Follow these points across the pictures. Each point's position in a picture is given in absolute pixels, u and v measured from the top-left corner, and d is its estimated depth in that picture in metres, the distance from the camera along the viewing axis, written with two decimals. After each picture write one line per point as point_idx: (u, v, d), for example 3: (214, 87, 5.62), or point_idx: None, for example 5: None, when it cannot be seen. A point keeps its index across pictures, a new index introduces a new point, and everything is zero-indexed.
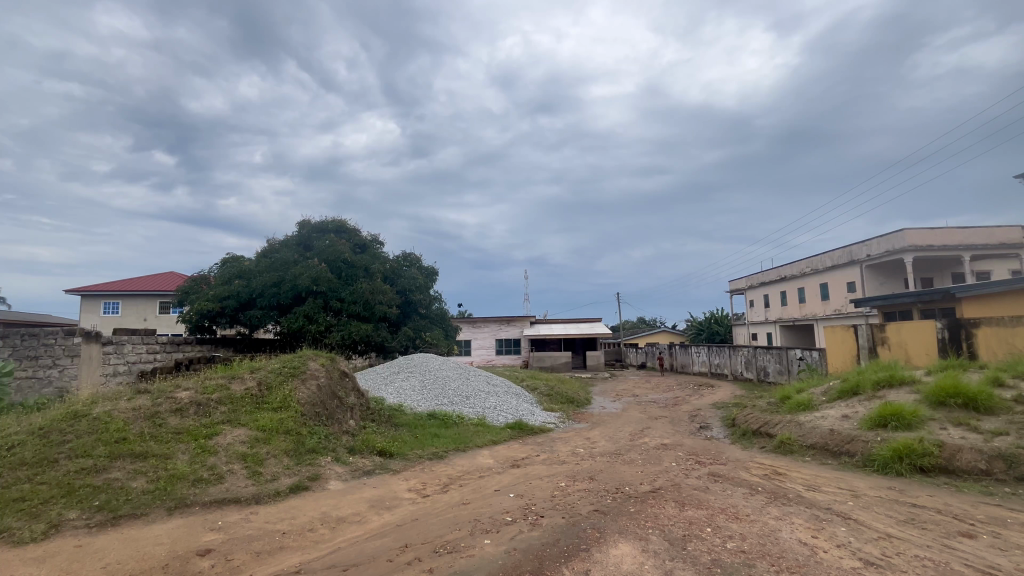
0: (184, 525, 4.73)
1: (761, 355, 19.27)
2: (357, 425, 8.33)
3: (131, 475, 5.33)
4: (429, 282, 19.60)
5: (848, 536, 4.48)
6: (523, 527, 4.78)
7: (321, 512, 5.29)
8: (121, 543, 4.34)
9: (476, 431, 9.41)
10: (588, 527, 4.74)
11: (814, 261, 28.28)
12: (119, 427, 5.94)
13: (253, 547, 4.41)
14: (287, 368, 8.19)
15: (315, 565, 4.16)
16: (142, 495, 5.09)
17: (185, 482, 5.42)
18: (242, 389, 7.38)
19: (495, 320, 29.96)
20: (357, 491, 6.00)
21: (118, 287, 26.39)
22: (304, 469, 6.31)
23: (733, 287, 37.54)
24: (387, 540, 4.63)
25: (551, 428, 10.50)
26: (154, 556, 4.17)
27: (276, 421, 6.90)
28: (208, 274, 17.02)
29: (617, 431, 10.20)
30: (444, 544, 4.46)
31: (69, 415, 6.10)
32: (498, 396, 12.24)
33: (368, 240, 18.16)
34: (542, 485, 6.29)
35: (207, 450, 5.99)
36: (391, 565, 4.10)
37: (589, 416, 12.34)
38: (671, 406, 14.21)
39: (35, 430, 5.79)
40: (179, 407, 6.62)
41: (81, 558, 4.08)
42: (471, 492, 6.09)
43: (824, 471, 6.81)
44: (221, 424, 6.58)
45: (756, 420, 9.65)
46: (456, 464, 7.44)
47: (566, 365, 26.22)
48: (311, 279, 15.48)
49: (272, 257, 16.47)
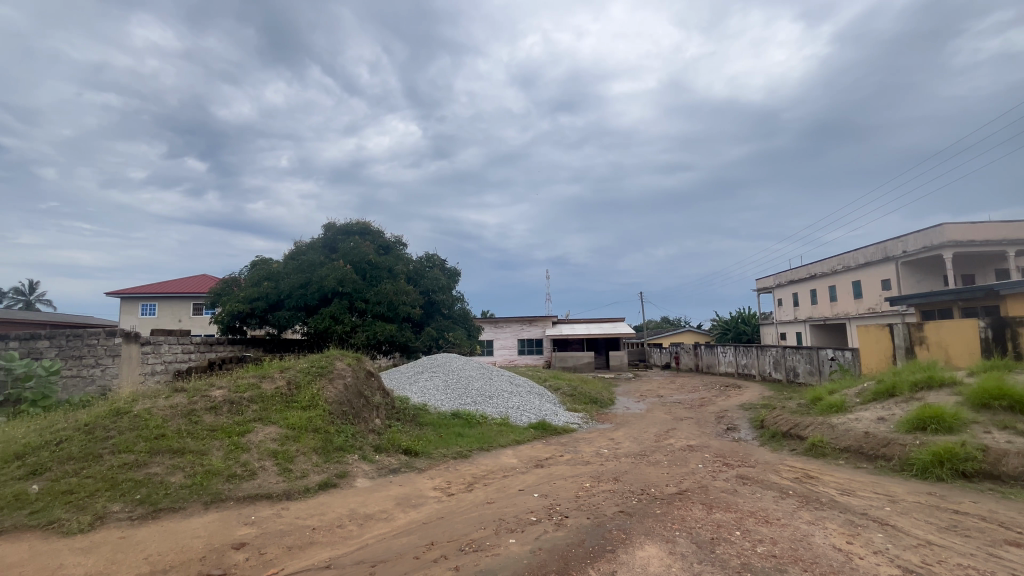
0: (219, 520, 4.90)
1: (790, 355, 18.78)
2: (383, 424, 8.48)
3: (170, 470, 5.55)
4: (452, 283, 19.75)
5: (885, 543, 4.33)
6: (548, 527, 4.78)
7: (350, 509, 5.40)
8: (162, 535, 4.53)
9: (500, 431, 9.44)
10: (614, 528, 4.71)
11: (846, 258, 27.40)
12: (158, 424, 6.17)
13: (285, 542, 4.54)
14: (315, 367, 8.38)
15: (345, 561, 4.25)
16: (179, 490, 5.29)
17: (220, 477, 5.61)
18: (272, 388, 7.58)
19: (518, 321, 29.95)
20: (385, 488, 6.12)
21: (156, 289, 27.53)
22: (332, 467, 6.45)
23: (761, 286, 36.67)
24: (413, 537, 4.69)
25: (574, 429, 10.48)
26: (192, 548, 4.33)
27: (305, 420, 7.06)
28: (238, 275, 17.61)
29: (642, 433, 10.08)
30: (470, 542, 4.50)
31: (112, 412, 6.37)
32: (521, 396, 12.25)
33: (392, 241, 18.38)
34: (567, 485, 6.28)
35: (240, 447, 6.18)
36: (418, 562, 4.17)
37: (613, 417, 12.30)
38: (697, 407, 13.98)
39: (81, 426, 6.07)
40: (213, 406, 6.84)
41: (125, 549, 4.28)
42: (495, 492, 6.12)
43: (858, 475, 6.59)
44: (253, 422, 6.79)
45: (786, 421, 9.39)
46: (481, 463, 7.50)
47: (589, 365, 26.17)
48: (336, 279, 15.80)
49: (300, 258, 16.83)
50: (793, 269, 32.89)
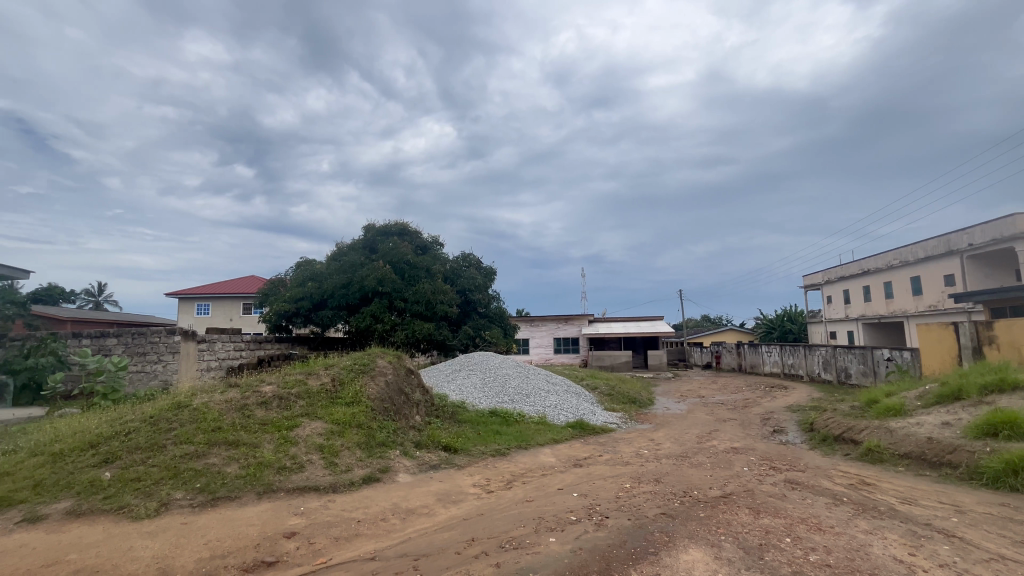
0: (271, 509, 5.14)
1: (842, 355, 17.87)
2: (423, 420, 8.65)
3: (226, 460, 5.87)
4: (489, 282, 19.87)
5: (952, 556, 4.05)
6: (588, 527, 4.75)
7: (393, 503, 5.55)
8: (220, 522, 4.79)
9: (537, 429, 9.44)
10: (657, 529, 4.63)
11: (903, 252, 25.80)
12: (214, 418, 6.53)
13: (332, 533, 4.71)
14: (358, 365, 8.65)
15: (388, 553, 4.37)
16: (235, 479, 5.58)
17: (271, 469, 5.88)
18: (318, 384, 7.87)
19: (554, 319, 29.84)
20: (426, 484, 6.24)
21: (210, 290, 29.11)
22: (375, 462, 6.63)
23: (808, 283, 35.06)
24: (454, 533, 4.76)
25: (612, 429, 10.35)
26: (247, 536, 4.56)
27: (349, 416, 7.30)
28: (284, 276, 18.38)
29: (683, 434, 9.84)
30: (510, 540, 4.53)
31: (173, 405, 6.79)
32: (558, 395, 12.21)
33: (429, 242, 18.69)
34: (606, 485, 6.22)
35: (289, 441, 6.45)
36: (459, 558, 4.23)
37: (652, 417, 12.07)
38: (741, 409, 13.52)
39: (147, 418, 6.50)
40: (264, 400, 7.18)
41: (187, 534, 4.55)
42: (534, 490, 6.13)
43: (920, 483, 6.20)
44: (301, 417, 7.07)
45: (838, 425, 8.94)
46: (519, 461, 7.53)
47: (626, 365, 25.78)
48: (376, 279, 16.22)
49: (341, 259, 17.37)
50: (844, 265, 31.27)
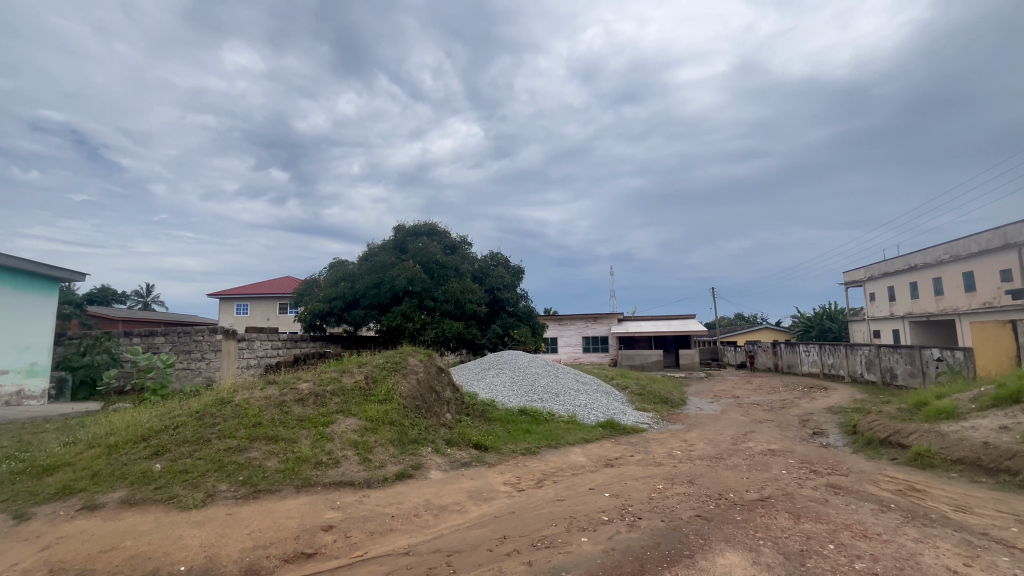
0: (309, 503, 5.30)
1: (887, 354, 17.06)
2: (453, 418, 8.75)
3: (266, 455, 6.09)
4: (517, 281, 19.88)
5: (1012, 568, 3.82)
6: (621, 528, 4.70)
7: (425, 499, 5.63)
8: (262, 514, 4.98)
9: (567, 428, 9.40)
10: (691, 532, 4.54)
11: (954, 246, 24.41)
12: (255, 414, 6.78)
13: (368, 527, 4.83)
14: (390, 363, 8.82)
15: (422, 548, 4.44)
16: (275, 473, 5.79)
17: (309, 464, 6.06)
18: (351, 382, 8.06)
19: (582, 318, 29.62)
20: (457, 481, 6.31)
21: (249, 290, 30.24)
22: (407, 459, 6.75)
23: (849, 279, 33.64)
24: (486, 530, 4.80)
25: (643, 429, 10.20)
26: (287, 528, 4.72)
27: (382, 413, 7.45)
28: (318, 277, 18.90)
29: (717, 434, 9.61)
30: (542, 538, 4.53)
31: (217, 401, 7.09)
32: (588, 394, 12.12)
33: (457, 241, 18.85)
34: (638, 486, 6.14)
35: (325, 436, 6.64)
36: (492, 555, 4.25)
37: (685, 418, 11.82)
38: (778, 410, 13.09)
39: (193, 413, 6.81)
40: (301, 397, 7.41)
41: (232, 524, 4.75)
42: (565, 489, 6.11)
43: (975, 490, 5.86)
44: (336, 413, 7.26)
45: (884, 428, 8.54)
46: (549, 460, 7.52)
47: (657, 364, 25.36)
48: (406, 279, 16.48)
49: (372, 259, 17.73)
50: (888, 261, 29.85)
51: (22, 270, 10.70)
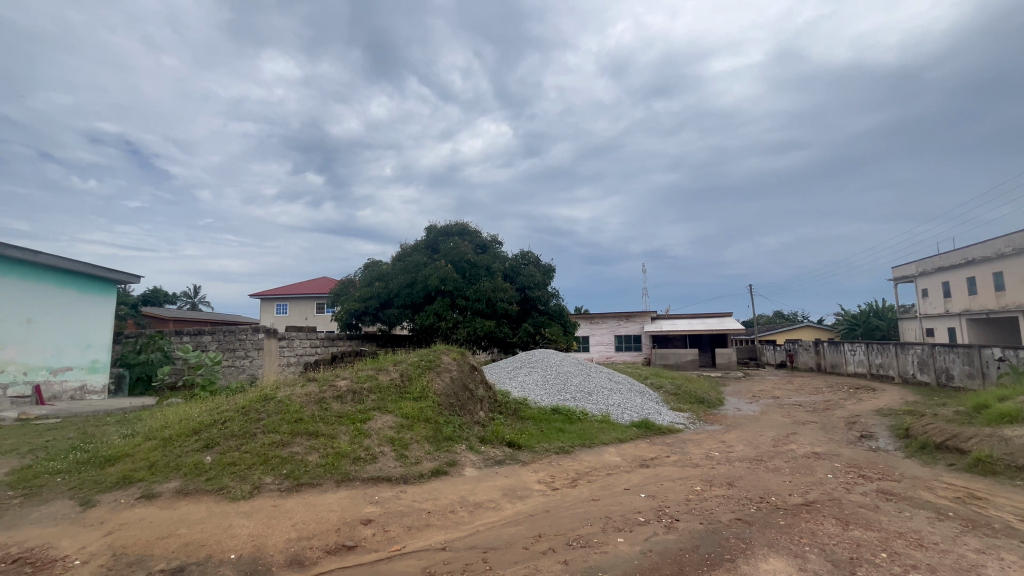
0: (349, 497, 5.46)
1: (941, 354, 16.12)
2: (487, 416, 8.81)
3: (308, 449, 6.30)
4: (548, 279, 19.82)
5: None
6: (658, 529, 4.63)
7: (460, 496, 5.70)
8: (305, 506, 5.17)
9: (601, 428, 9.31)
10: (732, 535, 4.42)
11: (1017, 239, 22.81)
12: (296, 410, 7.03)
13: (405, 522, 4.93)
14: (424, 361, 8.97)
15: (459, 544, 4.50)
16: (316, 467, 5.98)
17: (348, 459, 6.24)
18: (387, 379, 8.24)
19: (615, 316, 29.26)
20: (492, 478, 6.37)
21: (289, 290, 31.31)
22: (442, 455, 6.85)
23: (898, 275, 31.95)
24: (521, 528, 4.82)
25: (679, 429, 9.99)
26: (329, 520, 4.87)
27: (417, 410, 7.58)
28: (353, 277, 19.39)
29: (756, 436, 9.32)
30: (578, 538, 4.51)
31: (261, 397, 7.38)
32: (621, 394, 11.96)
33: (488, 241, 18.95)
34: (675, 487, 6.02)
35: (363, 432, 6.82)
36: (527, 553, 4.27)
37: (722, 418, 11.52)
38: (822, 411, 12.56)
39: (240, 408, 7.12)
40: (340, 394, 7.62)
41: (277, 515, 4.94)
42: (600, 489, 6.06)
43: None
44: (373, 410, 7.44)
45: (940, 432, 8.07)
46: (583, 459, 7.47)
47: (692, 363, 24.80)
48: (439, 278, 16.69)
49: (405, 259, 18.03)
50: (942, 255, 28.17)
51: (86, 274, 11.49)
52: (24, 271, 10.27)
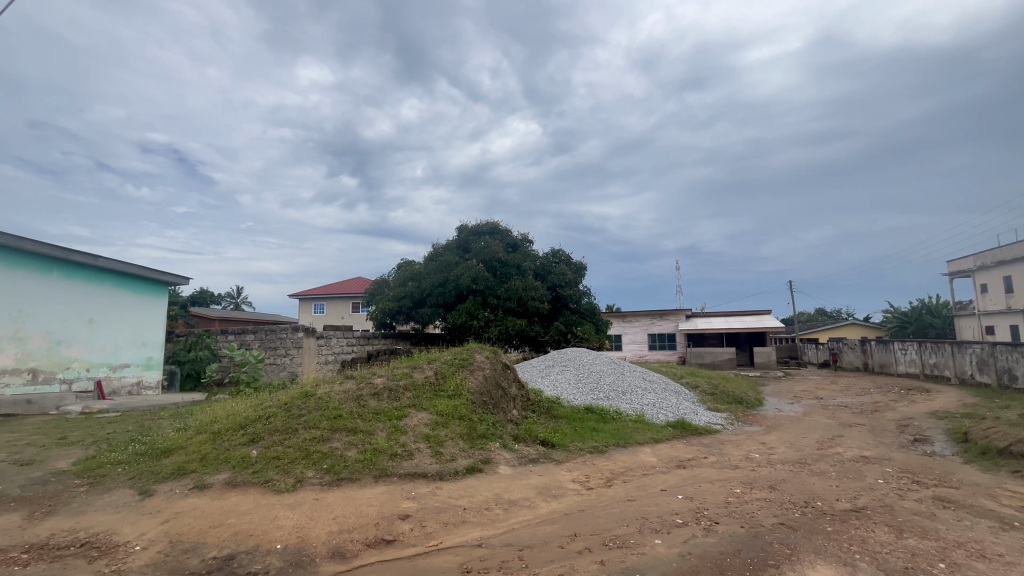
0: (387, 492, 5.58)
1: (1003, 354, 15.10)
2: (520, 415, 8.83)
3: (347, 445, 6.48)
4: (579, 277, 19.68)
5: None
6: (696, 532, 4.53)
7: (495, 493, 5.74)
8: (345, 500, 5.32)
9: (636, 428, 9.19)
10: (775, 540, 4.28)
11: None
12: (336, 406, 7.24)
13: (442, 518, 5.01)
14: (457, 359, 9.07)
15: (494, 541, 4.53)
16: (355, 463, 6.15)
17: (385, 455, 6.39)
18: (422, 377, 8.38)
19: (648, 314, 28.76)
20: (526, 476, 6.38)
21: (326, 290, 32.27)
22: (477, 453, 6.91)
23: (954, 269, 30.10)
24: (556, 527, 4.81)
25: (717, 430, 9.75)
26: (368, 514, 5.00)
27: (451, 408, 7.68)
28: (387, 277, 19.80)
29: (800, 438, 8.98)
30: (614, 538, 4.47)
31: (302, 394, 7.65)
32: (656, 393, 11.76)
33: (519, 239, 18.97)
34: (714, 489, 5.88)
35: (399, 429, 6.96)
36: (563, 552, 4.26)
37: (763, 419, 11.15)
38: (871, 413, 11.99)
39: (282, 404, 7.40)
40: (376, 392, 7.80)
41: (319, 508, 5.11)
42: (636, 489, 5.98)
43: None
44: (409, 407, 7.58)
45: (1003, 436, 7.56)
46: (618, 459, 7.38)
47: (729, 362, 24.12)
48: (470, 277, 16.84)
49: (438, 259, 18.26)
50: (1003, 247, 26.36)
51: (140, 277, 12.15)
52: (84, 275, 10.97)
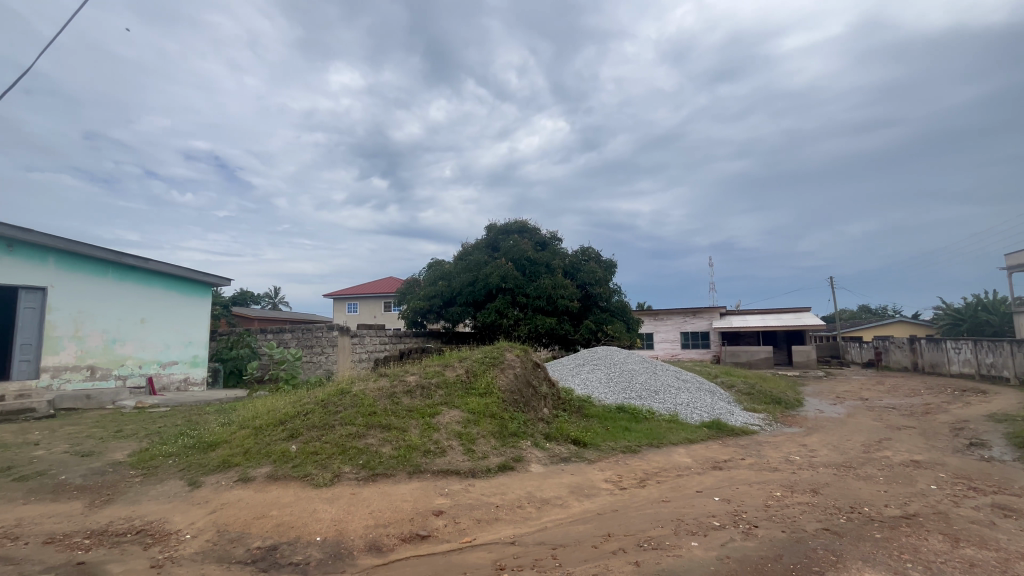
0: (421, 488, 5.67)
1: None
2: (551, 413, 8.81)
3: (381, 441, 6.62)
4: (609, 275, 19.45)
5: None
6: (735, 535, 4.41)
7: (527, 491, 5.74)
8: (380, 496, 5.43)
9: (669, 428, 9.01)
10: (819, 546, 4.12)
11: None
12: (370, 403, 7.41)
13: (475, 515, 5.05)
14: (488, 358, 9.12)
15: (527, 540, 4.54)
16: (389, 459, 6.28)
17: (418, 452, 6.49)
18: (453, 375, 8.47)
19: (680, 312, 28.16)
20: (558, 475, 6.36)
21: (359, 290, 33.03)
22: (508, 451, 6.93)
23: (1012, 263, 28.22)
24: (589, 527, 4.77)
25: (755, 431, 9.46)
26: (403, 510, 5.10)
27: (483, 406, 7.73)
28: (418, 276, 20.09)
29: (843, 441, 8.61)
30: (649, 539, 4.40)
31: (338, 391, 7.85)
32: (690, 393, 11.51)
33: (548, 238, 18.91)
34: (752, 492, 5.70)
35: (432, 426, 7.06)
36: (597, 552, 4.23)
37: (803, 420, 10.76)
38: (921, 415, 11.38)
39: (319, 401, 7.62)
40: (409, 389, 7.93)
41: (356, 503, 5.24)
42: (670, 490, 5.87)
43: None
44: (441, 405, 7.67)
45: None
46: (651, 460, 7.27)
47: (766, 362, 23.37)
48: (499, 276, 16.89)
49: (467, 258, 18.40)
50: None
51: (187, 279, 12.73)
52: (136, 277, 11.60)
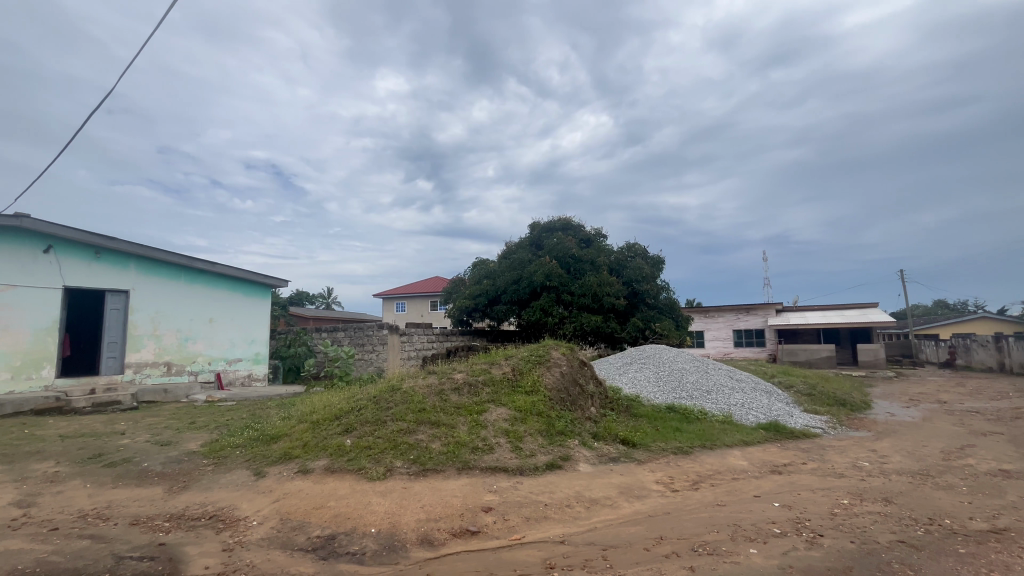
0: (470, 484, 5.75)
1: None
2: (598, 412, 8.69)
3: (431, 437, 6.77)
4: (657, 272, 18.94)
5: None
6: (798, 543, 4.18)
7: (576, 491, 5.69)
8: (431, 490, 5.55)
9: (723, 429, 8.68)
10: (894, 560, 3.83)
11: None
12: (420, 400, 7.59)
13: (523, 512, 5.06)
14: (534, 356, 9.12)
15: (577, 539, 4.50)
16: (439, 454, 6.40)
17: (467, 448, 6.58)
18: (500, 373, 8.53)
19: (732, 309, 27.03)
20: (607, 475, 6.28)
21: (406, 290, 33.94)
22: (556, 450, 6.90)
23: None
24: (640, 528, 4.67)
25: (817, 434, 8.94)
26: (453, 505, 5.18)
27: (529, 404, 7.74)
28: (463, 276, 20.37)
29: (919, 446, 7.97)
30: (704, 544, 4.25)
31: (388, 388, 8.10)
32: (745, 393, 11.02)
33: (592, 235, 18.66)
34: (816, 498, 5.38)
35: (479, 423, 7.14)
36: (649, 554, 4.13)
37: (871, 423, 10.06)
38: (1010, 420, 10.36)
39: (371, 397, 7.89)
40: (457, 387, 8.06)
41: (408, 496, 5.38)
42: (726, 494, 5.65)
43: None
44: (488, 403, 7.74)
45: None
46: (704, 462, 7.02)
47: (828, 361, 22.04)
48: (544, 274, 16.83)
49: (511, 257, 18.46)
50: None
51: (251, 281, 13.52)
52: (205, 280, 12.45)
